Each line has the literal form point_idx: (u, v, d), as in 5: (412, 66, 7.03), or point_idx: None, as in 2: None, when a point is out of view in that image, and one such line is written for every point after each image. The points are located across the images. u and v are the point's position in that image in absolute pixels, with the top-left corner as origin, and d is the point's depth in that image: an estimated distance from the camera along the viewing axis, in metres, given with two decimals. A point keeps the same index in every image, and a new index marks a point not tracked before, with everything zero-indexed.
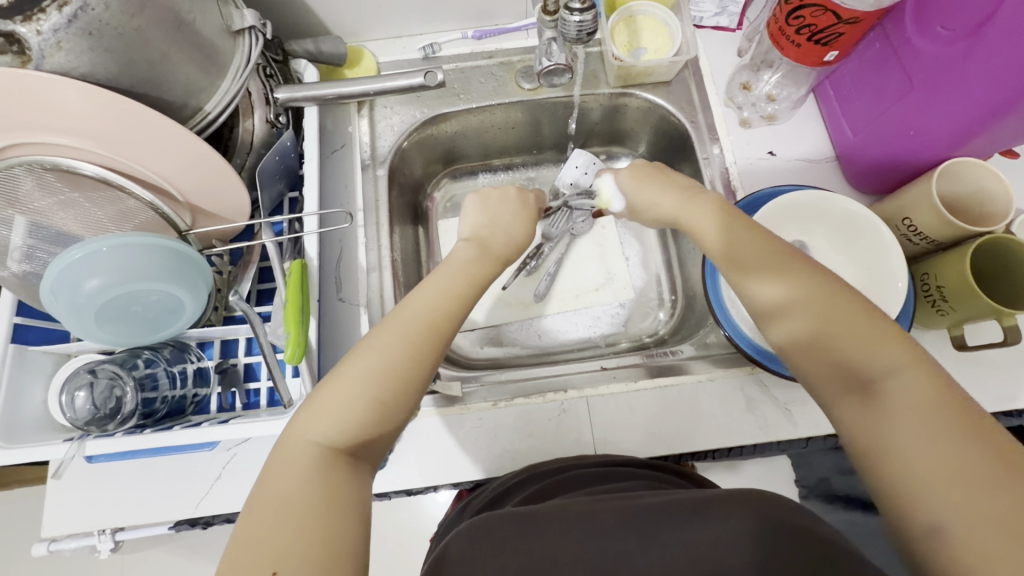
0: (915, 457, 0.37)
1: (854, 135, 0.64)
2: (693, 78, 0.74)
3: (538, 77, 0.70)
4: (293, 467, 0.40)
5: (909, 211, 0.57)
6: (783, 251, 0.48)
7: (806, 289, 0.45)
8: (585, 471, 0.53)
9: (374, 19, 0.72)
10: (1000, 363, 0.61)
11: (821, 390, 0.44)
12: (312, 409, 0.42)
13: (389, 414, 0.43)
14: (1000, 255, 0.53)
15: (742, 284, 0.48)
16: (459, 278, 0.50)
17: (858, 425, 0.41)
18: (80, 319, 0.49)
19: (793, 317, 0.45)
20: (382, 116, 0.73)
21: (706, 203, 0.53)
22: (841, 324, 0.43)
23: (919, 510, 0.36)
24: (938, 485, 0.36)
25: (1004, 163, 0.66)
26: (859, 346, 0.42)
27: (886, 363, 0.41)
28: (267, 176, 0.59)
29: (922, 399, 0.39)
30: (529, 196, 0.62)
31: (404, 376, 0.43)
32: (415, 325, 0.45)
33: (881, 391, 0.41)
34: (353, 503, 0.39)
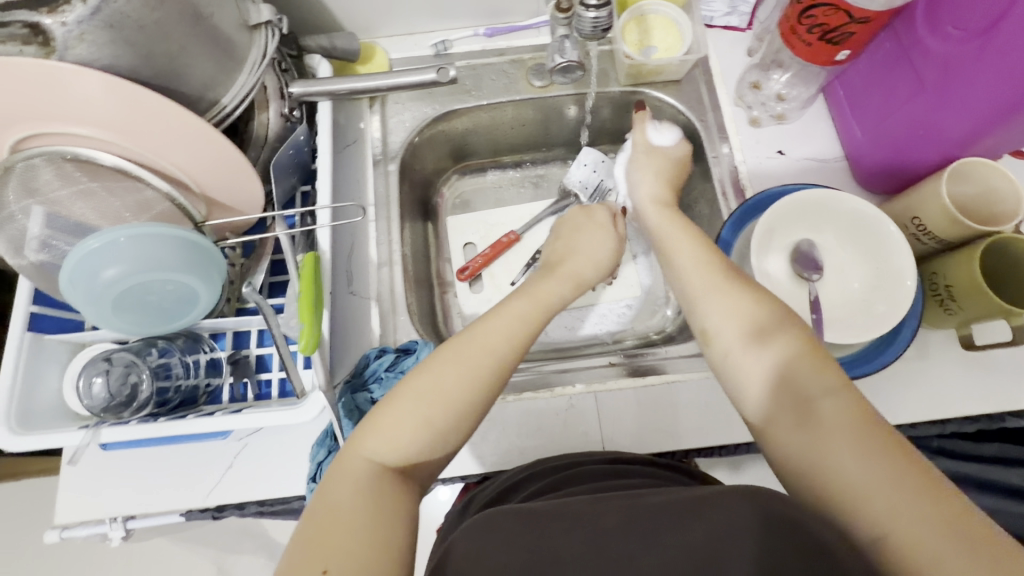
0: (853, 474, 0.37)
1: (863, 135, 0.65)
2: (703, 78, 0.74)
3: (551, 73, 0.71)
4: (347, 479, 0.41)
5: (919, 210, 0.57)
6: (731, 277, 0.50)
7: (748, 315, 0.47)
8: (595, 467, 0.53)
9: (387, 16, 0.73)
10: (1007, 364, 0.61)
11: (755, 413, 0.44)
12: (370, 426, 0.43)
13: (444, 436, 0.44)
14: (1010, 256, 0.54)
15: (693, 306, 0.51)
16: (537, 308, 0.53)
17: (793, 443, 0.41)
18: (97, 307, 0.50)
19: (733, 343, 0.47)
20: (393, 112, 0.74)
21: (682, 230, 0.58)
22: (774, 349, 0.45)
23: (861, 522, 0.36)
24: (883, 495, 0.36)
25: (1013, 164, 0.66)
26: (793, 368, 0.43)
27: (818, 384, 0.42)
28: (280, 170, 0.60)
29: (853, 418, 0.40)
30: (596, 211, 0.69)
31: (462, 400, 0.45)
32: (483, 352, 0.47)
33: (815, 408, 0.41)
34: (403, 517, 0.40)
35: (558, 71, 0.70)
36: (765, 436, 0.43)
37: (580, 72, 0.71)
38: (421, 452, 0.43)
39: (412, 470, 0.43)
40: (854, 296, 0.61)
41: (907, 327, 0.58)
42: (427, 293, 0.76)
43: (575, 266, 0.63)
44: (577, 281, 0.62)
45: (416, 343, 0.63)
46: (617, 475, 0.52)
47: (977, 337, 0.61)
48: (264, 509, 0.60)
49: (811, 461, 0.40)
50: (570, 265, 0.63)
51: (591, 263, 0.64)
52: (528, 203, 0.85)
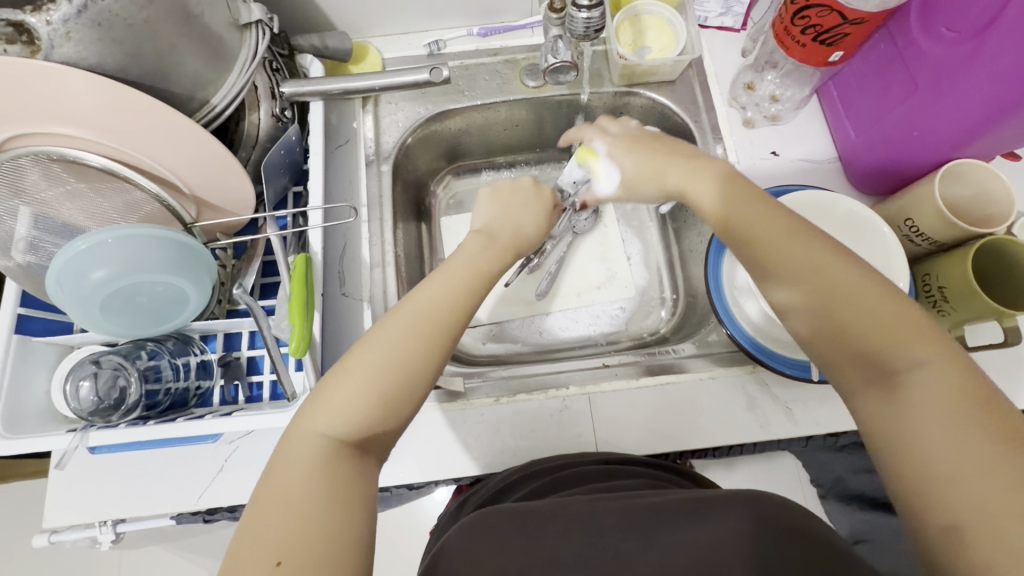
0: (942, 449, 0.37)
1: (856, 136, 0.65)
2: (697, 78, 0.74)
3: (544, 74, 0.71)
4: (299, 459, 0.40)
5: (912, 211, 0.57)
6: (815, 241, 0.47)
7: (837, 286, 0.45)
8: (588, 469, 0.53)
9: (380, 15, 0.72)
10: (1000, 364, 0.61)
11: (844, 383, 0.44)
12: (320, 403, 0.43)
13: (398, 406, 0.44)
14: (1003, 257, 0.54)
15: (773, 278, 0.48)
16: (468, 269, 0.51)
17: (881, 416, 0.41)
18: (85, 310, 0.49)
19: (820, 315, 0.45)
20: (387, 112, 0.74)
21: (743, 189, 0.52)
22: (868, 321, 0.43)
23: (943, 503, 0.36)
24: (966, 476, 0.36)
25: (1006, 165, 0.66)
26: (887, 340, 0.42)
27: (911, 357, 0.41)
28: (272, 170, 0.59)
29: (947, 392, 0.39)
30: (547, 190, 0.62)
31: (409, 367, 0.44)
32: (422, 317, 0.46)
33: (904, 380, 0.41)
34: (358, 497, 0.40)
35: (552, 71, 0.70)
36: (854, 403, 0.44)
37: (574, 72, 0.70)
38: (375, 424, 0.43)
39: (366, 446, 0.43)
40: None
41: None
42: None
43: (516, 225, 0.58)
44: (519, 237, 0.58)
45: None
46: (609, 476, 0.52)
47: (971, 339, 0.61)
48: None
49: (900, 435, 0.40)
50: (508, 227, 0.58)
51: (519, 232, 0.58)
52: None
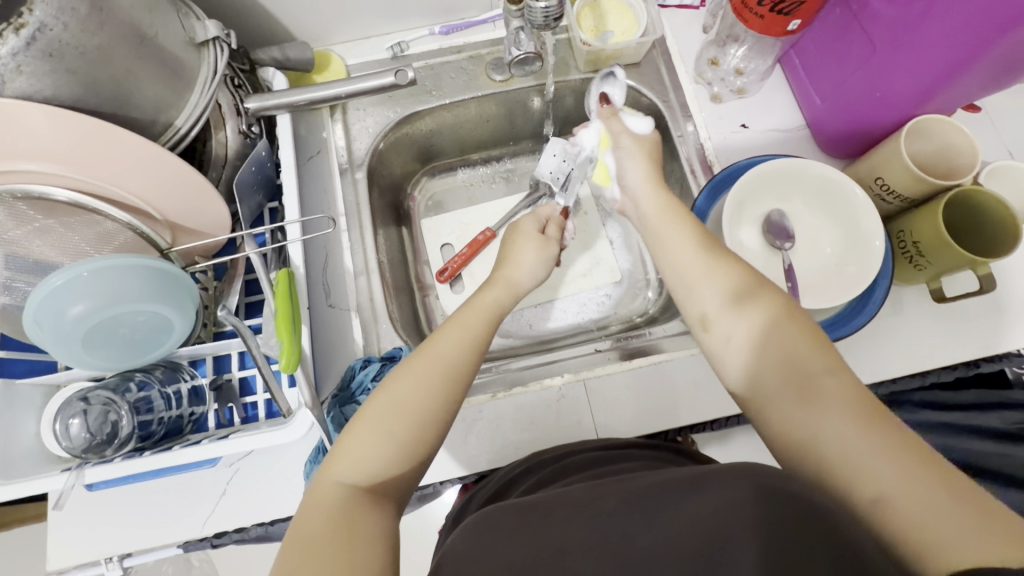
0: (853, 444, 0.38)
1: (821, 102, 0.66)
2: (662, 58, 0.74)
3: (510, 67, 0.71)
4: (320, 506, 0.41)
5: (881, 170, 0.58)
6: (719, 256, 0.52)
7: (746, 295, 0.48)
8: (586, 456, 0.54)
9: (340, 21, 0.71)
10: (978, 311, 0.62)
11: (758, 392, 0.45)
12: (338, 451, 0.44)
13: (411, 451, 0.44)
14: (969, 207, 0.55)
15: (688, 289, 0.51)
16: (479, 315, 0.54)
17: (796, 420, 0.42)
18: (67, 347, 0.49)
19: (736, 323, 0.47)
20: (356, 119, 0.73)
21: (672, 212, 0.57)
22: (778, 330, 0.45)
23: (865, 488, 0.37)
24: (882, 464, 0.37)
25: (966, 118, 0.68)
26: (794, 349, 0.44)
27: (818, 365, 0.43)
28: (245, 188, 0.59)
29: (854, 396, 0.41)
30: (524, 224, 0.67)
31: (421, 412, 0.45)
32: (434, 362, 0.48)
33: (814, 386, 0.42)
34: (370, 542, 0.40)
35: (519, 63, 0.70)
36: (765, 415, 0.44)
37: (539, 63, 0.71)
38: (389, 470, 0.43)
39: (382, 492, 0.43)
40: (826, 258, 0.62)
41: (880, 286, 0.59)
42: (407, 299, 0.76)
43: (511, 272, 0.61)
44: (512, 289, 0.60)
45: (401, 350, 0.62)
46: (608, 460, 0.52)
47: (950, 289, 0.63)
48: (263, 531, 0.59)
49: (814, 435, 0.40)
50: (502, 274, 0.61)
51: (513, 292, 0.60)
52: (501, 198, 0.86)
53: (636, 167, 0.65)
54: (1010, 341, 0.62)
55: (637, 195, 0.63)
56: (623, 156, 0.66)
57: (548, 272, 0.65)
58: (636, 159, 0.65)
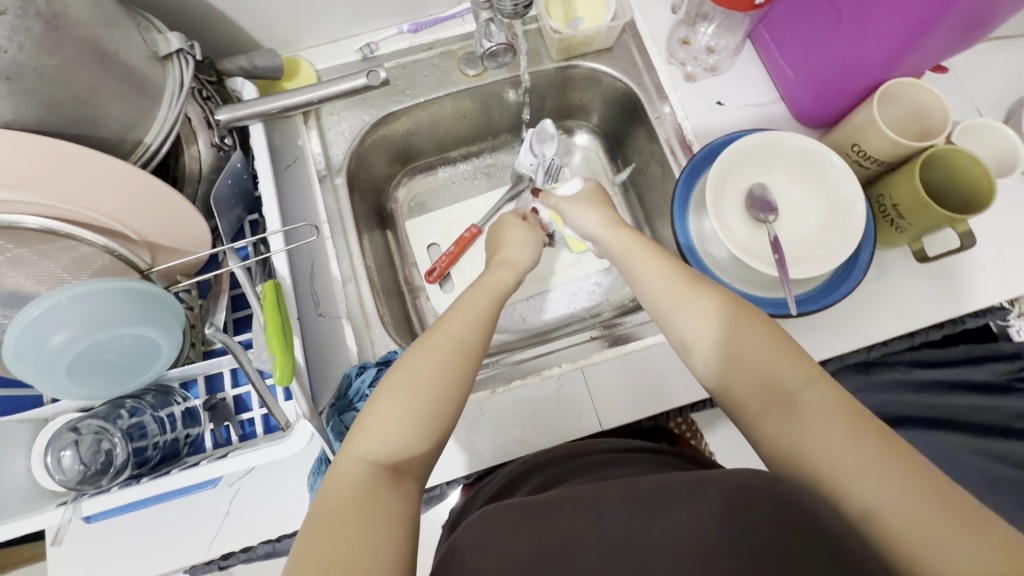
0: (840, 457, 0.38)
1: (793, 74, 0.66)
2: (633, 42, 0.74)
3: (482, 60, 0.70)
4: (344, 481, 0.41)
5: (857, 137, 0.59)
6: (692, 278, 0.53)
7: (723, 320, 0.48)
8: (589, 460, 0.53)
9: (306, 25, 0.70)
10: (960, 268, 0.64)
11: (744, 412, 0.45)
12: (359, 428, 0.44)
13: (429, 425, 0.45)
14: (943, 167, 0.56)
15: (669, 314, 0.52)
16: (487, 293, 0.58)
17: (784, 436, 0.42)
18: (52, 378, 0.47)
19: (714, 346, 0.48)
20: (330, 124, 0.71)
21: (643, 244, 0.59)
22: (755, 350, 0.46)
23: (854, 498, 0.37)
24: (870, 475, 0.37)
25: (935, 80, 0.69)
26: (772, 366, 0.44)
27: (798, 380, 0.43)
28: (223, 202, 0.58)
29: (836, 408, 0.41)
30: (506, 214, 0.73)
31: (438, 386, 0.47)
32: (447, 340, 0.50)
33: (797, 401, 0.42)
34: (393, 518, 0.40)
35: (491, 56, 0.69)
36: (756, 433, 0.44)
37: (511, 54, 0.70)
38: (410, 445, 0.44)
39: (404, 469, 0.44)
40: (808, 228, 0.62)
41: (864, 250, 0.60)
42: (398, 302, 0.76)
43: (510, 252, 0.66)
44: (517, 269, 0.65)
45: (396, 353, 0.61)
46: (613, 463, 0.52)
47: (933, 249, 0.64)
48: (271, 550, 0.57)
49: (799, 449, 0.40)
50: (502, 256, 0.66)
51: (516, 270, 0.64)
52: (483, 194, 0.86)
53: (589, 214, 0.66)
54: (993, 294, 0.63)
55: (596, 234, 0.64)
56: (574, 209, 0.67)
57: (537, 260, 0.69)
58: (584, 210, 0.66)
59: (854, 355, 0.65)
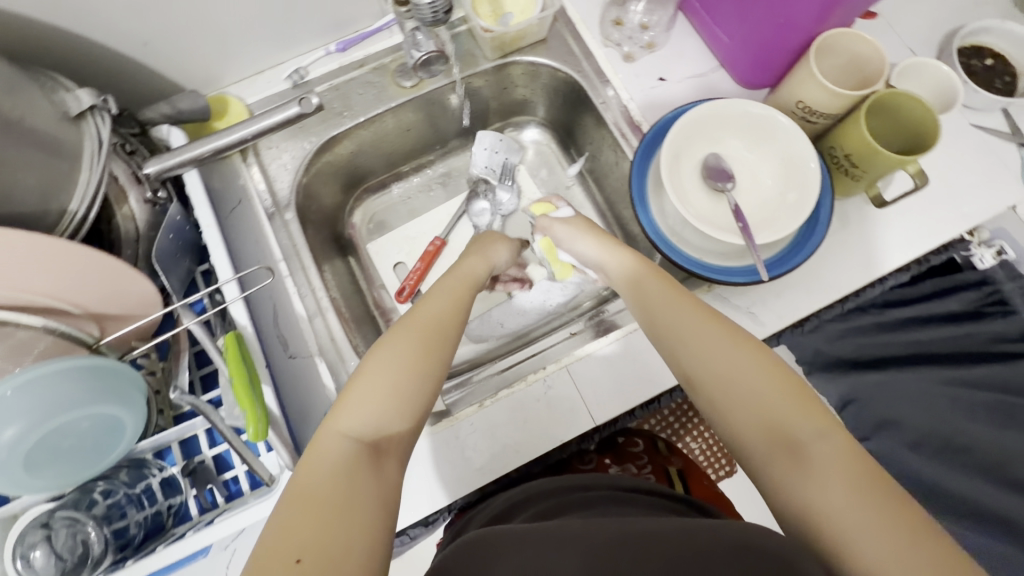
0: (848, 516, 0.37)
1: (729, 39, 0.66)
2: (566, 30, 0.73)
3: (415, 70, 0.68)
4: (325, 454, 0.41)
5: (801, 94, 0.59)
6: (696, 309, 0.51)
7: (726, 350, 0.47)
8: (592, 494, 0.52)
9: (228, 59, 0.67)
10: (917, 206, 0.65)
11: (747, 456, 0.43)
12: (342, 405, 0.44)
13: (411, 404, 0.45)
14: (888, 111, 0.56)
15: (671, 333, 0.51)
16: (461, 282, 0.59)
17: (789, 485, 0.40)
18: (7, 474, 0.44)
19: (720, 383, 0.46)
20: (271, 158, 0.68)
21: (643, 271, 0.57)
22: (763, 390, 0.44)
23: (858, 561, 0.35)
24: (879, 540, 0.35)
25: (864, 27, 0.69)
26: (782, 412, 0.43)
27: (807, 428, 0.42)
28: (167, 259, 0.55)
29: (847, 463, 0.39)
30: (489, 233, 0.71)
31: (420, 362, 0.47)
32: (427, 319, 0.51)
33: (804, 450, 0.41)
34: (376, 497, 0.40)
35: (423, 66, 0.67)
36: (758, 479, 0.42)
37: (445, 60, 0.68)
38: (391, 421, 0.44)
39: (386, 450, 0.43)
40: (767, 191, 0.62)
41: (824, 204, 0.60)
42: (370, 329, 0.74)
43: (489, 250, 0.67)
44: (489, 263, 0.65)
45: None
46: (613, 502, 0.51)
47: (887, 191, 0.65)
48: None
49: (805, 501, 0.39)
50: (478, 251, 0.67)
51: (490, 262, 0.66)
52: (443, 205, 0.84)
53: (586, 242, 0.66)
54: (951, 228, 0.64)
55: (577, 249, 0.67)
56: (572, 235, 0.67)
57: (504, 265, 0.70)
58: (580, 236, 0.66)
59: (830, 309, 0.66)
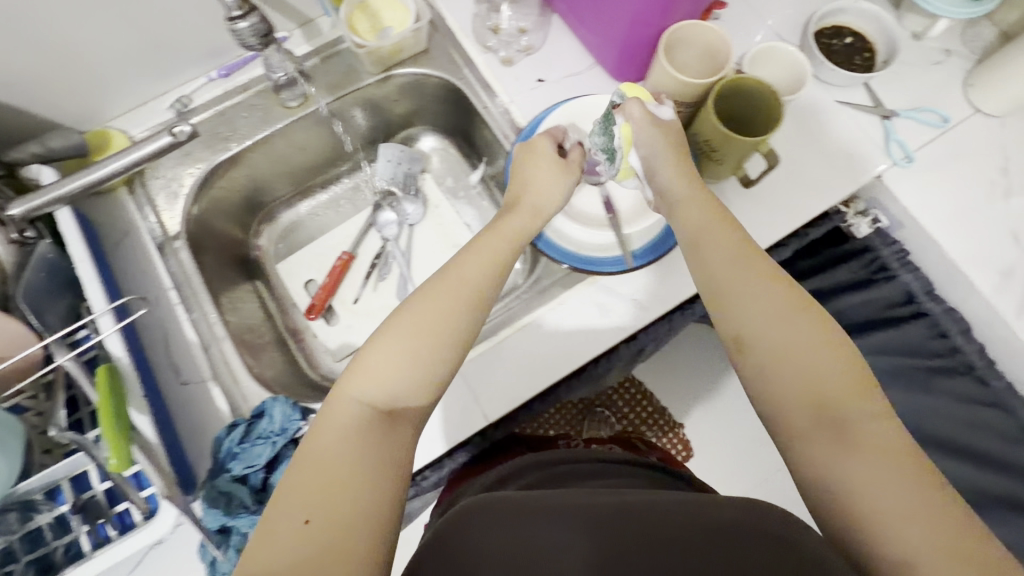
0: (879, 492, 0.38)
1: (593, 39, 0.68)
2: (447, 40, 0.75)
3: (277, 91, 0.70)
4: (336, 420, 0.43)
5: (660, 85, 0.61)
6: (766, 275, 0.49)
7: (785, 318, 0.46)
8: (579, 467, 0.56)
9: (106, 95, 0.68)
10: (787, 184, 0.67)
11: (780, 427, 0.44)
12: (354, 369, 0.45)
13: (433, 372, 0.46)
14: (738, 95, 0.58)
15: (721, 292, 0.49)
16: (500, 243, 0.54)
17: (822, 457, 0.41)
18: None
19: (775, 351, 0.45)
20: (157, 188, 0.69)
21: (706, 223, 0.53)
22: (819, 365, 0.44)
23: (883, 538, 0.37)
24: (909, 519, 0.36)
25: (728, 16, 0.72)
26: (834, 390, 0.43)
27: (857, 408, 0.42)
28: (42, 295, 0.55)
29: (890, 444, 0.40)
30: (540, 143, 0.61)
31: (442, 343, 0.47)
32: (459, 287, 0.49)
33: (847, 426, 0.41)
34: (381, 463, 0.41)
35: (283, 88, 0.70)
36: (787, 442, 0.43)
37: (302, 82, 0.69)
38: (406, 394, 0.45)
39: (397, 414, 0.44)
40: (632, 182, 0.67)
41: None
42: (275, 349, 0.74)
43: (541, 188, 0.58)
44: (536, 214, 0.58)
45: (270, 402, 0.58)
46: (600, 472, 0.55)
47: (750, 173, 0.67)
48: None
49: (842, 476, 0.40)
50: (528, 199, 0.58)
51: (542, 216, 0.58)
52: (350, 220, 0.85)
53: (665, 164, 0.56)
54: (819, 202, 0.67)
55: (654, 170, 0.57)
56: (655, 152, 0.56)
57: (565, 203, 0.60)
58: (660, 150, 0.56)
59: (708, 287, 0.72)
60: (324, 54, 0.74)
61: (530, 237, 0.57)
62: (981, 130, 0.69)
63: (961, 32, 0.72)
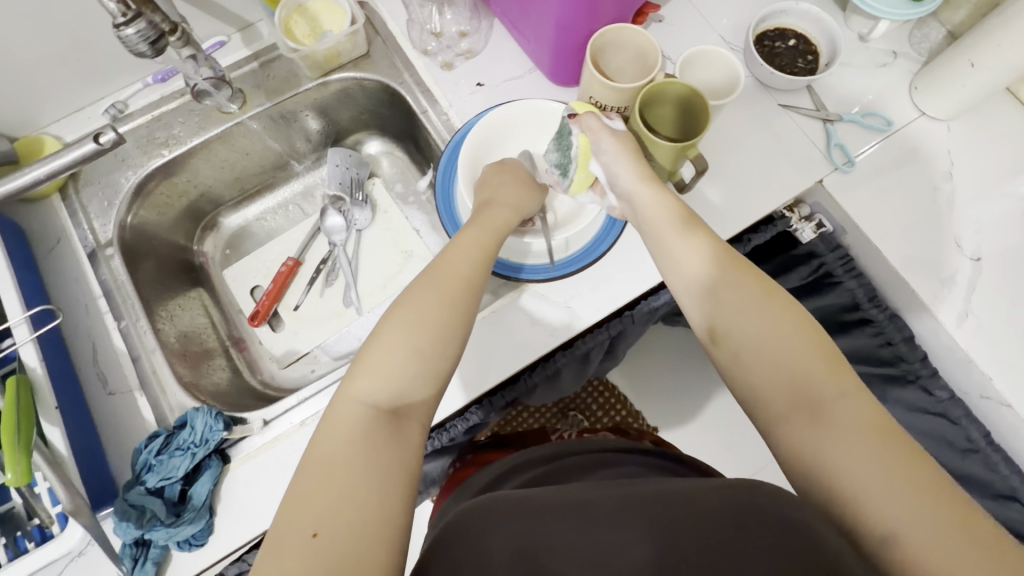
0: (864, 473, 0.36)
1: (530, 44, 0.67)
2: (387, 43, 0.74)
3: (195, 96, 0.66)
4: (346, 421, 0.42)
5: (589, 90, 0.59)
6: (733, 263, 0.48)
7: (754, 302, 0.45)
8: (573, 461, 0.53)
9: (39, 103, 0.67)
10: (729, 188, 0.65)
11: (762, 413, 0.42)
12: (359, 369, 0.44)
13: (430, 363, 0.45)
14: (667, 98, 0.57)
15: (696, 280, 0.49)
16: (489, 241, 0.54)
17: (804, 441, 0.39)
18: None
19: (747, 337, 0.44)
20: (90, 196, 0.68)
21: (674, 213, 0.53)
22: (792, 348, 0.42)
23: (869, 518, 0.35)
24: (894, 498, 0.34)
25: (669, 18, 0.71)
26: (809, 373, 0.41)
27: (834, 387, 0.40)
28: None
29: (870, 424, 0.38)
30: (507, 163, 0.63)
31: (436, 331, 0.46)
32: (450, 275, 0.49)
33: (825, 409, 0.39)
34: (396, 459, 0.40)
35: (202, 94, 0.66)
36: (770, 429, 0.42)
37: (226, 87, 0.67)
38: (411, 391, 0.44)
39: (405, 413, 0.43)
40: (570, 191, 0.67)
41: None
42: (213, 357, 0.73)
43: (505, 192, 0.59)
44: (519, 212, 0.59)
45: (190, 413, 0.59)
46: (597, 465, 0.52)
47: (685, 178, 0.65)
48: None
49: (818, 459, 0.38)
50: (508, 199, 0.59)
51: (519, 213, 0.59)
52: (297, 225, 0.84)
53: (626, 166, 0.55)
54: (760, 206, 0.65)
55: (614, 176, 0.57)
56: (609, 158, 0.56)
57: (527, 214, 0.61)
58: (623, 160, 0.55)
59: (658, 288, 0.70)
60: (263, 59, 0.73)
61: (508, 229, 0.57)
62: (926, 134, 0.68)
63: (908, 34, 0.71)
